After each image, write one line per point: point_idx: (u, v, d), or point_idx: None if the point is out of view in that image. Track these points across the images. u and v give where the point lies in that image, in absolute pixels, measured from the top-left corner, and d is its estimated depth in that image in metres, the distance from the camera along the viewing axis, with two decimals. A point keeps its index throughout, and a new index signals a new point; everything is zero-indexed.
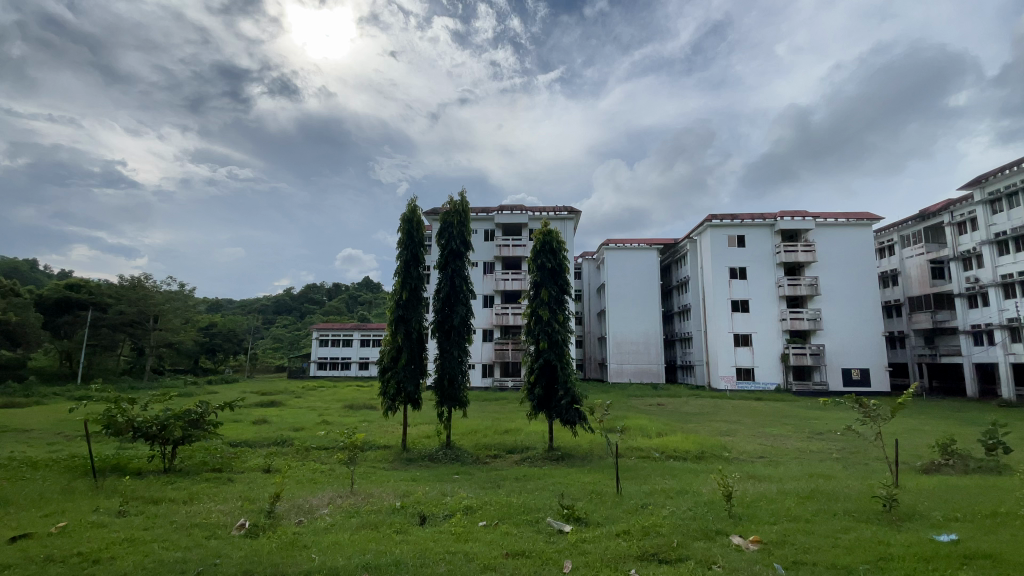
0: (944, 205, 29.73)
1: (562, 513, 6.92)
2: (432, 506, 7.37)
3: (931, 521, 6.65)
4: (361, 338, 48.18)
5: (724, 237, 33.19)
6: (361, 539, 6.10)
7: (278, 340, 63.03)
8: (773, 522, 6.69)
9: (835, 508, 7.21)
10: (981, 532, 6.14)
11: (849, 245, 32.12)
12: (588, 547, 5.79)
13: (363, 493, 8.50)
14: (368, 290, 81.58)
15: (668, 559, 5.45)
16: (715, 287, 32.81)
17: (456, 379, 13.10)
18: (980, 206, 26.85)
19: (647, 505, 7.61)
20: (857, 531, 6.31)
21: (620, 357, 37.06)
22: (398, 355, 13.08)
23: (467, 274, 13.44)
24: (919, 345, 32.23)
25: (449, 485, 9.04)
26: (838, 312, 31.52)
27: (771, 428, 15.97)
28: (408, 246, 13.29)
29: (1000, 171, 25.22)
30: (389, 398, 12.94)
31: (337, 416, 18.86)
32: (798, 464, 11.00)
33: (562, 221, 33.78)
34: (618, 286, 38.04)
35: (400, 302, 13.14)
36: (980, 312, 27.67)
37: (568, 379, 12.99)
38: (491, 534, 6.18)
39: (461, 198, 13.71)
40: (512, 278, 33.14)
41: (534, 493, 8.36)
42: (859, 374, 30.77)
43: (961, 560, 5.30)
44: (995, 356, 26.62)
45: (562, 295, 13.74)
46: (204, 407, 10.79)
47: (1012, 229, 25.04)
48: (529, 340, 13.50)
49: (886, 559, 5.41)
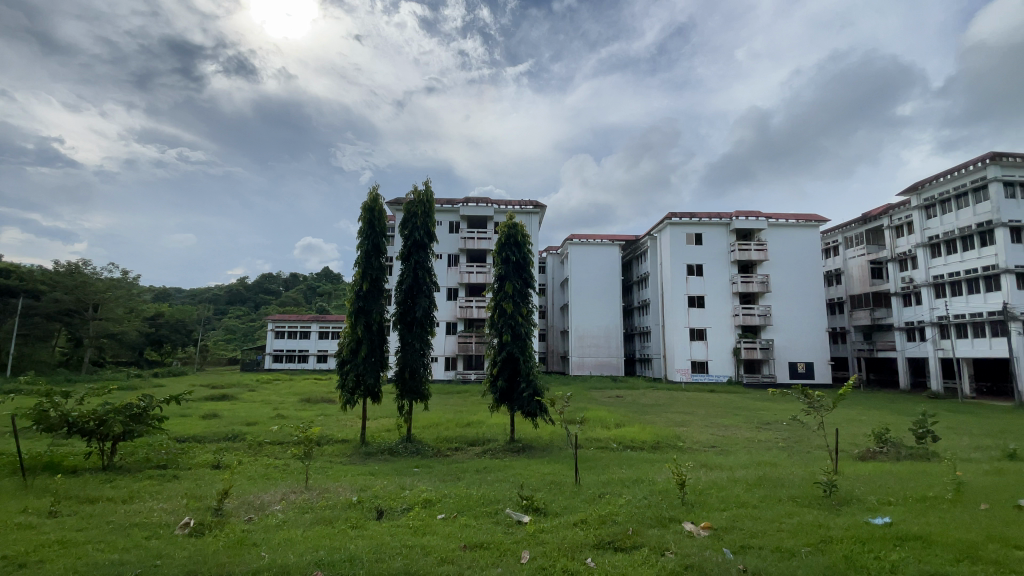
0: (884, 209, 31.68)
1: (521, 505, 6.96)
2: (390, 500, 7.25)
3: (867, 505, 7.09)
4: (320, 330, 46.89)
5: (683, 235, 34.17)
6: (315, 536, 5.93)
7: (231, 332, 60.41)
8: (721, 508, 6.98)
9: (780, 494, 7.58)
10: (911, 515, 6.59)
11: (799, 245, 33.64)
12: (545, 537, 5.84)
13: (318, 488, 8.27)
14: (327, 282, 79.43)
15: (624, 547, 5.59)
16: (673, 283, 33.75)
17: (417, 372, 12.94)
18: (917, 212, 28.75)
19: (605, 494, 7.78)
20: (800, 515, 6.64)
21: (581, 351, 37.57)
22: (358, 347, 12.76)
23: (431, 266, 13.21)
24: (858, 341, 34.30)
25: (407, 479, 8.95)
26: (786, 309, 33.06)
27: (723, 419, 16.61)
28: (369, 236, 12.92)
29: (936, 178, 26.99)
30: (348, 391, 12.68)
31: (292, 410, 18.29)
32: (747, 452, 11.51)
33: (527, 214, 33.88)
34: (581, 281, 38.58)
35: (359, 294, 12.81)
36: (913, 310, 29.66)
37: (530, 371, 13.03)
38: (449, 527, 6.16)
39: (425, 188, 13.48)
40: (477, 271, 32.99)
41: (495, 485, 8.38)
42: (804, 367, 32.42)
43: (893, 542, 5.67)
44: (925, 351, 28.57)
45: (526, 288, 13.77)
46: (148, 401, 10.18)
47: (945, 233, 26.91)
48: (493, 332, 13.52)
49: (826, 542, 5.73)
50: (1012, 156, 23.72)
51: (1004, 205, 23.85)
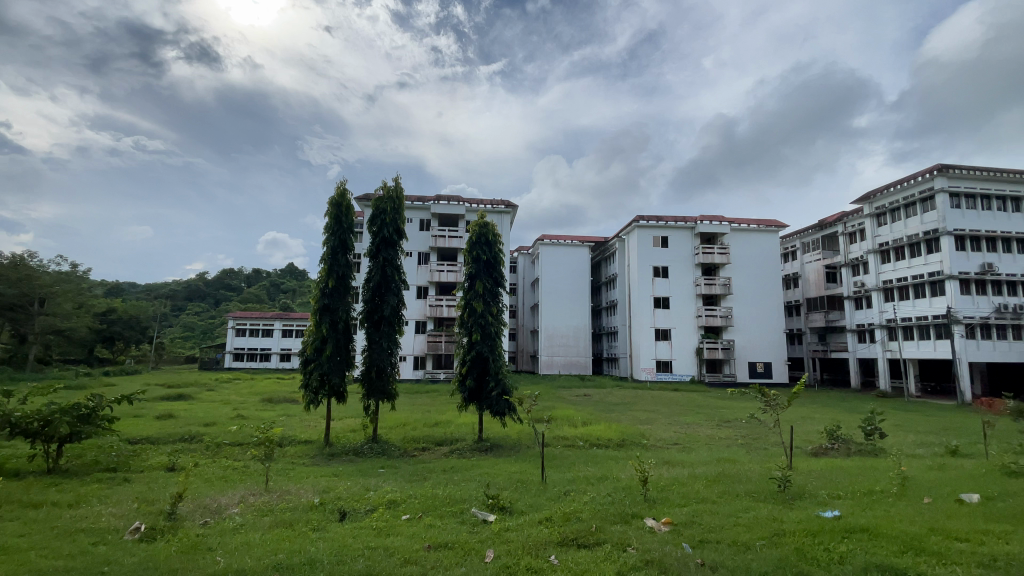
0: (838, 216, 33.18)
1: (487, 504, 6.96)
2: (353, 502, 7.12)
3: (818, 499, 7.42)
4: (284, 328, 45.62)
5: (650, 237, 34.90)
6: (275, 539, 5.79)
7: (189, 329, 58.13)
8: (682, 504, 7.17)
9: (737, 489, 7.84)
10: (859, 508, 6.94)
11: (760, 249, 34.86)
12: (510, 536, 5.85)
13: (279, 490, 8.06)
14: (292, 279, 77.34)
15: (587, 543, 5.67)
16: (640, 284, 34.43)
17: (384, 371, 12.76)
18: (869, 219, 30.25)
19: (569, 492, 7.87)
20: (757, 510, 6.87)
21: (550, 350, 37.85)
22: (323, 346, 12.48)
23: (400, 264, 13.04)
24: (813, 342, 35.80)
25: (373, 480, 8.83)
26: (747, 311, 34.19)
27: (685, 417, 17.08)
28: (336, 232, 12.65)
29: (887, 188, 28.46)
30: (312, 391, 12.40)
31: (252, 410, 17.77)
32: (707, 449, 11.89)
33: (499, 214, 33.88)
34: (551, 281, 38.87)
35: (325, 291, 12.53)
36: (864, 313, 31.17)
37: (499, 371, 13.04)
38: (413, 528, 6.10)
39: (395, 184, 13.31)
40: (448, 270, 32.79)
41: (461, 485, 8.35)
42: (763, 366, 33.62)
43: (842, 534, 5.95)
44: (875, 352, 30.07)
45: (496, 287, 13.77)
46: (97, 400, 9.66)
47: (894, 240, 28.42)
48: (463, 331, 13.46)
49: (779, 535, 5.96)
50: (957, 169, 25.28)
51: (949, 214, 25.35)
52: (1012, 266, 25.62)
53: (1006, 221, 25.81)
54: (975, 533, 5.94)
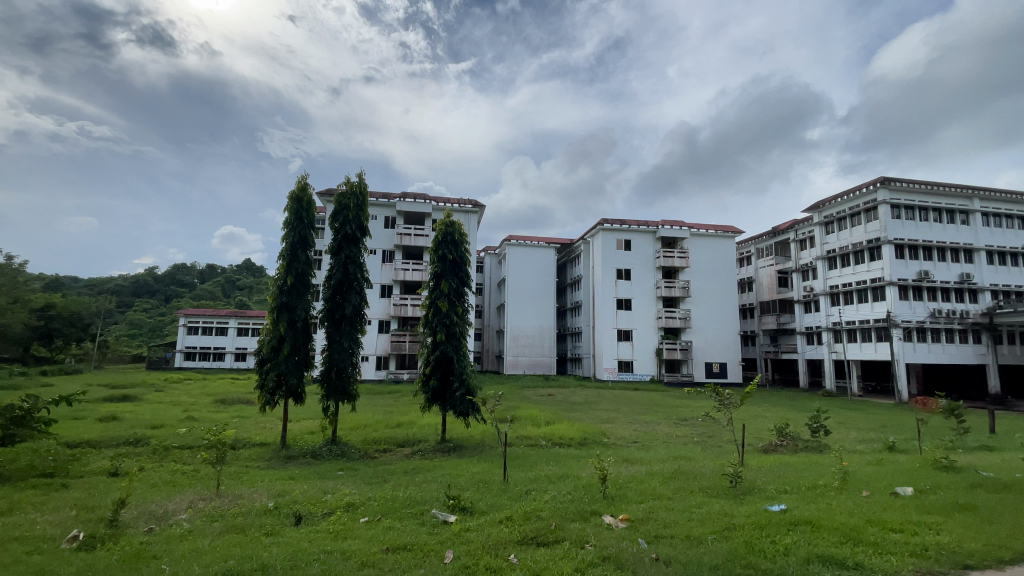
0: (790, 224, 34.75)
1: (447, 504, 6.95)
2: (310, 505, 6.95)
3: (766, 494, 7.77)
4: (239, 327, 43.94)
5: (614, 240, 35.57)
6: (225, 544, 5.60)
7: (136, 327, 55.16)
8: (639, 501, 7.37)
9: (692, 486, 8.11)
10: (804, 502, 7.31)
11: (718, 254, 36.10)
12: (470, 536, 5.87)
13: (231, 495, 7.78)
14: (248, 275, 74.69)
15: (546, 542, 5.75)
16: (604, 286, 35.04)
17: (345, 372, 12.48)
18: (818, 227, 31.81)
19: (531, 491, 7.94)
20: (709, 505, 7.13)
21: (515, 350, 37.97)
22: (280, 346, 12.11)
23: (362, 262, 12.80)
24: (766, 343, 37.35)
25: (330, 482, 8.62)
26: (705, 313, 35.35)
27: (645, 416, 17.51)
28: (296, 227, 12.29)
29: (835, 198, 30.03)
30: (268, 392, 12.02)
31: (203, 412, 17.05)
32: (665, 447, 12.23)
33: (466, 213, 33.74)
34: (516, 282, 39.03)
35: (283, 289, 12.15)
36: (812, 316, 32.76)
37: (463, 371, 13.00)
38: (372, 530, 6.02)
39: (358, 180, 13.05)
40: (413, 268, 32.41)
41: (422, 486, 8.29)
42: (719, 366, 34.85)
43: (787, 526, 6.27)
44: (822, 353, 31.66)
45: (462, 287, 13.72)
46: (33, 401, 9.03)
47: (841, 247, 30.01)
48: (427, 331, 13.33)
49: (730, 529, 6.21)
50: (898, 182, 26.97)
51: (890, 224, 27.01)
52: (946, 274, 27.51)
53: (941, 231, 27.67)
54: (909, 524, 6.36)
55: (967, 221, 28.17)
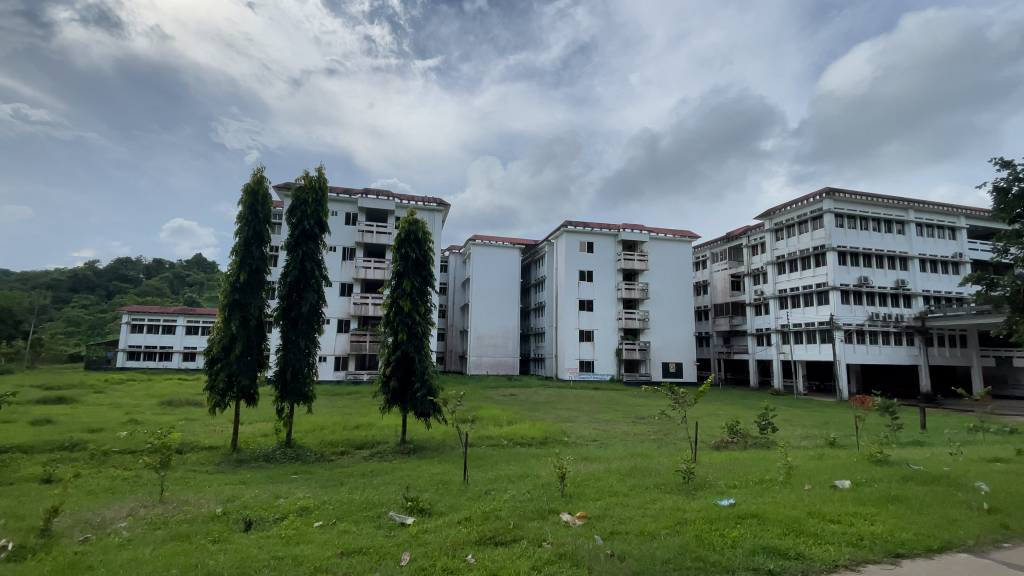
0: (743, 230, 36.21)
1: (405, 506, 6.88)
2: (261, 510, 6.71)
3: (717, 489, 8.08)
4: (188, 325, 41.88)
5: (577, 242, 36.08)
6: (168, 554, 5.32)
7: (74, 324, 51.68)
8: (596, 498, 7.51)
9: (648, 482, 8.34)
10: (750, 496, 7.65)
11: (676, 258, 37.23)
12: (427, 538, 5.83)
13: (176, 501, 7.42)
14: (199, 271, 71.41)
15: (504, 541, 5.78)
16: (566, 287, 35.48)
17: (301, 372, 12.12)
18: (769, 233, 33.30)
19: (491, 491, 7.96)
20: (662, 501, 7.36)
21: (479, 351, 37.89)
22: (232, 345, 11.65)
23: (320, 259, 12.46)
24: (719, 344, 38.77)
25: (284, 487, 8.33)
26: (663, 315, 36.37)
27: (604, 415, 17.85)
28: (250, 222, 11.84)
29: (785, 206, 31.53)
30: (218, 393, 11.54)
31: (147, 414, 16.16)
32: (623, 445, 12.53)
33: (430, 212, 33.41)
34: (480, 282, 38.97)
35: (235, 285, 11.69)
36: (763, 318, 34.24)
37: (424, 371, 12.88)
38: (326, 535, 5.88)
39: (318, 174, 12.72)
40: (375, 267, 31.81)
41: (379, 489, 8.14)
42: (675, 366, 35.94)
43: (735, 520, 6.55)
44: (771, 354, 33.16)
45: (425, 286, 13.57)
46: None
47: (790, 253, 31.53)
48: (388, 331, 13.12)
49: (682, 524, 6.42)
50: (842, 193, 28.63)
51: (834, 232, 28.62)
52: (883, 280, 29.36)
53: (879, 240, 29.51)
54: (845, 515, 6.77)
55: (903, 230, 30.15)
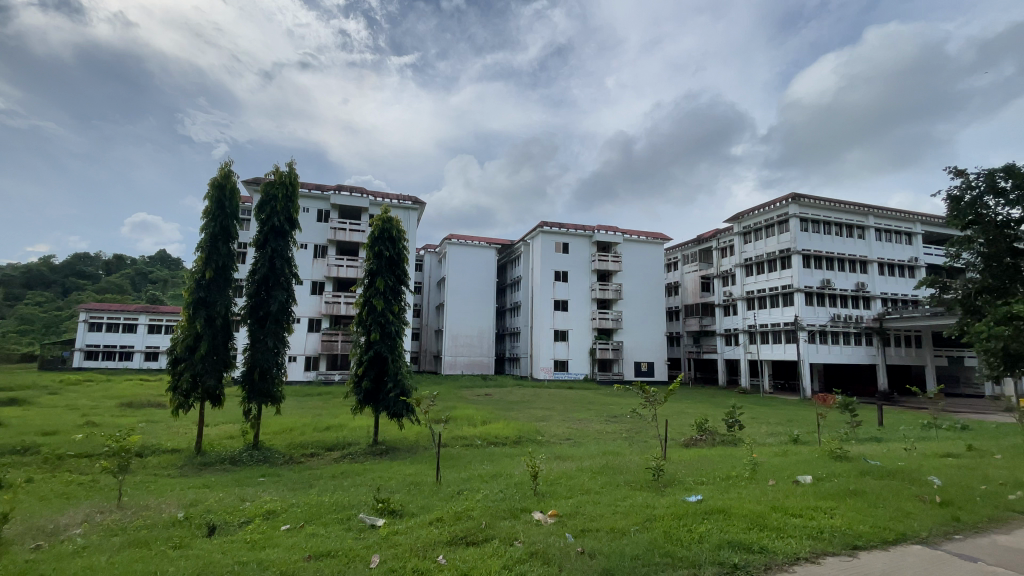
0: (713, 233, 37.07)
1: (376, 508, 6.79)
2: (225, 514, 6.52)
3: (685, 485, 8.26)
4: (151, 323, 40.34)
5: (553, 242, 36.28)
6: (125, 561, 5.12)
7: (26, 322, 49.14)
8: (568, 496, 7.59)
9: (618, 480, 8.47)
10: (717, 492, 7.85)
11: (649, 260, 37.86)
12: (398, 539, 5.77)
13: (134, 506, 7.14)
14: (163, 268, 68.87)
15: (476, 541, 5.78)
16: (542, 287, 35.65)
17: (269, 372, 11.83)
18: (738, 236, 34.19)
19: (464, 491, 7.95)
20: (632, 498, 7.47)
21: (453, 350, 37.71)
22: (197, 344, 11.30)
23: (290, 256, 12.19)
24: (689, 344, 39.61)
25: (250, 490, 8.13)
26: (636, 315, 36.94)
27: (577, 413, 18.02)
28: (217, 217, 11.49)
29: (754, 210, 32.41)
30: (181, 394, 11.17)
31: (106, 416, 15.54)
32: (595, 443, 12.68)
33: (405, 210, 33.06)
34: (456, 281, 38.78)
35: (200, 283, 11.33)
36: (731, 319, 35.14)
37: (397, 371, 12.75)
38: (294, 538, 5.76)
39: (288, 169, 12.45)
40: (347, 265, 31.29)
41: (349, 491, 8.02)
42: (647, 366, 36.56)
43: (703, 515, 6.71)
44: (738, 353, 34.07)
45: (398, 285, 13.43)
46: None
47: (757, 256, 32.42)
48: (360, 331, 12.94)
49: (651, 520, 6.53)
50: (807, 198, 29.62)
51: (799, 236, 29.59)
52: (845, 283, 30.52)
53: (841, 244, 30.62)
54: (806, 509, 7.02)
55: (863, 235, 31.37)
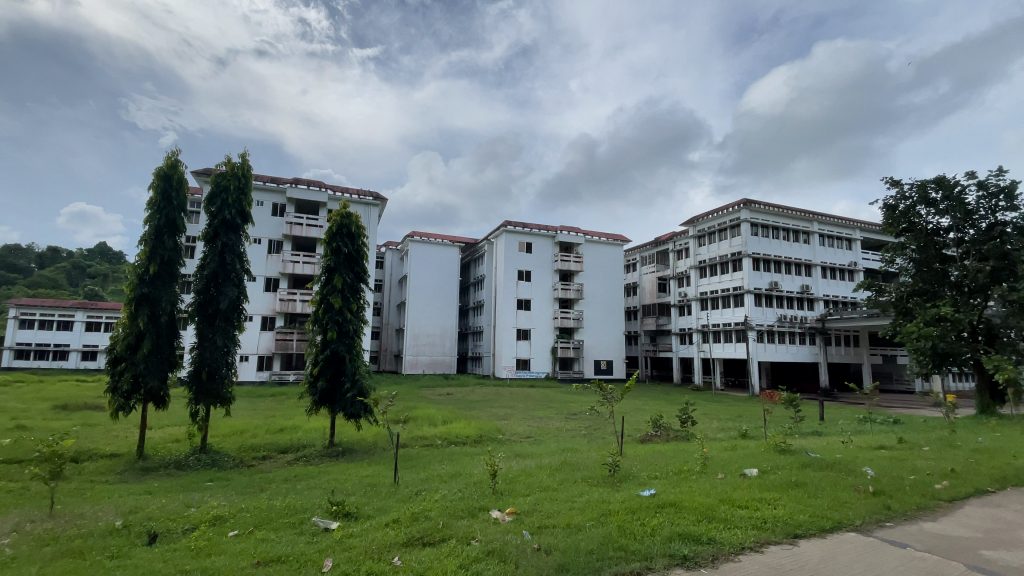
0: (670, 235, 38.21)
1: (330, 511, 6.65)
2: (168, 522, 6.24)
3: (640, 480, 8.51)
4: (89, 320, 37.89)
5: (516, 242, 36.43)
6: (56, 572, 4.81)
7: None
8: (527, 494, 7.67)
9: (576, 476, 8.64)
10: (669, 486, 8.12)
11: (609, 260, 38.64)
12: (353, 542, 5.69)
13: (67, 515, 6.70)
14: (104, 262, 64.70)
15: (432, 541, 5.76)
16: (504, 286, 35.73)
17: (218, 372, 11.34)
18: (693, 239, 35.40)
19: (422, 491, 7.89)
20: (589, 494, 7.64)
21: (415, 350, 37.25)
22: (139, 343, 10.69)
23: (242, 251, 11.73)
24: (646, 342, 40.68)
25: (196, 495, 7.79)
26: (596, 315, 37.60)
27: (538, 412, 18.20)
28: (162, 208, 10.93)
29: (709, 214, 33.63)
30: (121, 396, 10.54)
31: (36, 420, 14.51)
32: (555, 441, 12.85)
33: (365, 205, 32.41)
34: (418, 279, 38.33)
35: (143, 278, 10.74)
36: (685, 319, 36.33)
37: (355, 371, 12.47)
38: (242, 544, 5.57)
39: (241, 160, 11.99)
40: (304, 261, 30.38)
41: (302, 494, 7.80)
42: (606, 364, 37.31)
43: (655, 509, 6.94)
44: (692, 352, 35.26)
45: (357, 283, 13.16)
46: None
47: (711, 258, 33.67)
48: (316, 329, 12.59)
49: (606, 515, 6.69)
50: (758, 204, 31.04)
51: (749, 240, 30.94)
52: (791, 285, 32.12)
53: (788, 248, 32.22)
54: (752, 501, 7.37)
55: (808, 240, 33.13)
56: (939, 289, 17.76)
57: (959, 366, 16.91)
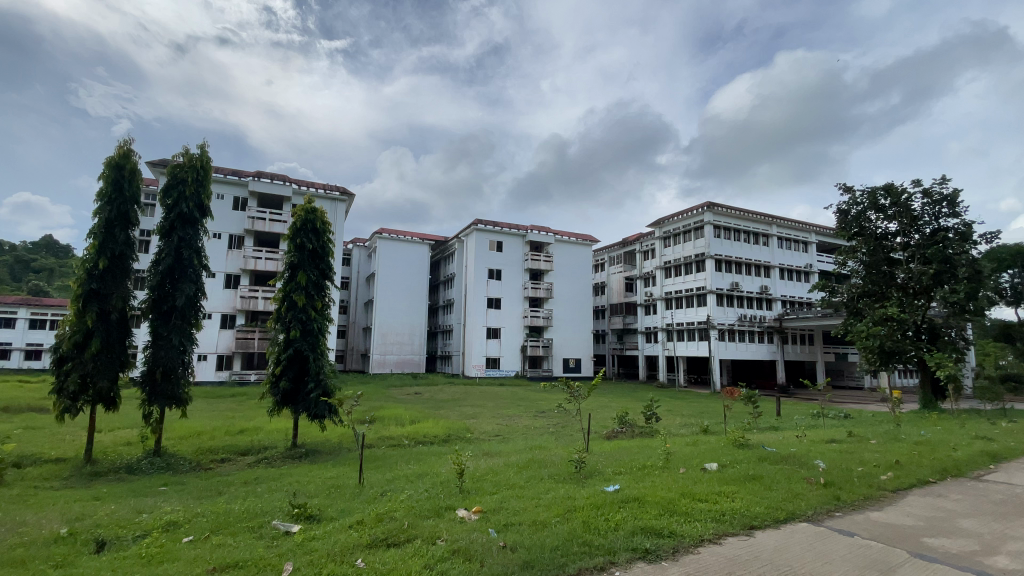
0: (637, 236, 38.95)
1: (291, 514, 6.50)
2: (117, 528, 5.96)
3: (604, 476, 8.67)
4: (33, 318, 35.68)
5: (486, 240, 36.38)
6: None
7: None
8: (494, 492, 7.70)
9: (543, 473, 8.72)
10: (633, 481, 8.30)
11: (579, 260, 39.08)
12: (315, 545, 5.58)
13: (5, 523, 6.31)
14: (49, 256, 60.91)
15: (396, 542, 5.70)
16: (474, 284, 35.62)
17: (174, 372, 10.89)
18: (659, 240, 36.20)
19: (387, 492, 7.81)
20: (555, 491, 7.73)
21: (383, 348, 36.72)
22: (87, 342, 10.16)
23: (200, 246, 11.29)
24: (614, 341, 41.37)
25: (148, 500, 7.46)
26: (565, 314, 37.98)
27: (505, 410, 18.26)
28: (113, 200, 10.41)
29: (674, 216, 34.45)
30: (66, 397, 10.00)
31: None
32: (523, 439, 12.94)
33: (332, 201, 31.69)
34: (386, 277, 37.77)
35: (92, 273, 10.21)
36: (651, 318, 37.12)
37: (319, 371, 12.19)
38: (197, 550, 5.39)
39: (200, 151, 11.53)
40: (266, 257, 29.49)
41: (263, 497, 7.60)
42: (575, 362, 37.75)
43: (619, 504, 7.08)
44: (657, 350, 36.08)
45: (322, 280, 12.87)
46: None
47: (676, 259, 34.51)
48: (279, 328, 12.25)
49: (571, 511, 6.78)
50: (721, 207, 32.02)
51: (713, 242, 31.88)
52: (751, 286, 33.28)
53: (748, 250, 33.37)
54: (712, 494, 7.62)
55: (767, 242, 34.41)
56: (887, 290, 18.73)
57: (904, 363, 17.88)
